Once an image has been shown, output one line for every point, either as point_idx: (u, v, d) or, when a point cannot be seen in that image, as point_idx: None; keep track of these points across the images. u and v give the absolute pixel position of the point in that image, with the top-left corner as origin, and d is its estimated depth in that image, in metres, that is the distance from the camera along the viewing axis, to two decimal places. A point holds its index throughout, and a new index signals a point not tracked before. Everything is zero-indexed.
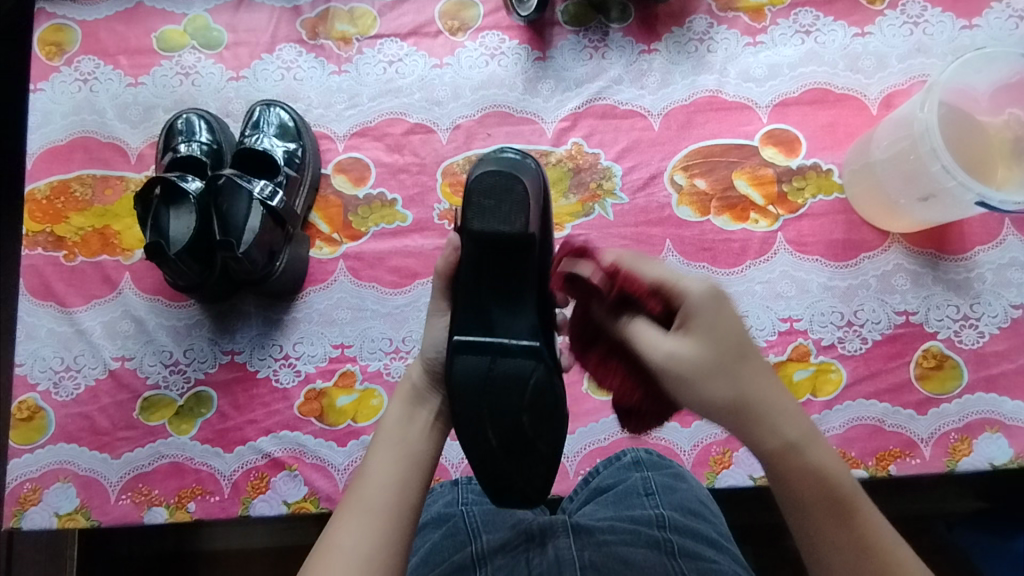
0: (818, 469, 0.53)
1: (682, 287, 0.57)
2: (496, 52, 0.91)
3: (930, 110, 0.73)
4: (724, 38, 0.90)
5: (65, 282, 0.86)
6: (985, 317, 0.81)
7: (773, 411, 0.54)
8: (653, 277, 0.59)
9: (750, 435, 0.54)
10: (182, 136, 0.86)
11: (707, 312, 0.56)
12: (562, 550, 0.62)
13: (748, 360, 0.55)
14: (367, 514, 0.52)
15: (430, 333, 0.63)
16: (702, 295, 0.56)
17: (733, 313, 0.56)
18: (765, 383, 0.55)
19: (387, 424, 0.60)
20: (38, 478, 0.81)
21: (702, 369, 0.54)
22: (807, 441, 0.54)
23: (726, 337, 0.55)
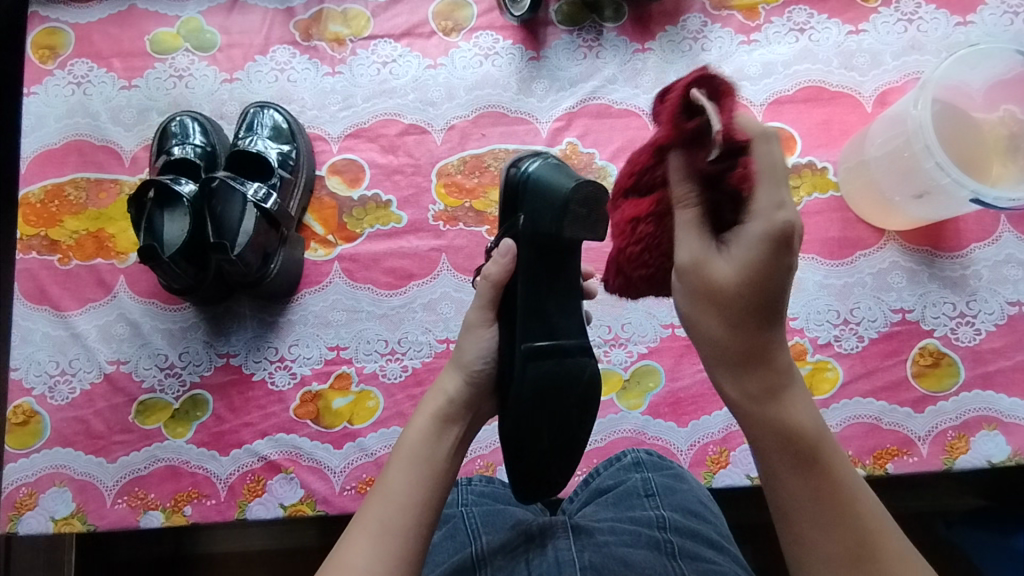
0: (789, 420, 0.50)
1: (756, 204, 0.47)
2: (489, 52, 0.91)
3: (924, 107, 0.73)
4: (718, 37, 0.90)
5: (59, 286, 0.86)
6: (981, 314, 0.81)
7: (772, 354, 0.50)
8: (760, 167, 0.47)
9: (739, 374, 0.51)
10: (176, 139, 0.86)
11: (752, 247, 0.47)
12: (562, 550, 0.61)
13: (760, 305, 0.49)
14: (386, 535, 0.51)
15: (473, 344, 0.63)
16: (772, 224, 0.47)
17: (790, 261, 0.47)
18: (773, 334, 0.50)
19: (414, 440, 0.58)
20: (34, 483, 0.81)
21: (719, 296, 0.49)
22: (787, 391, 0.50)
23: (760, 277, 0.47)
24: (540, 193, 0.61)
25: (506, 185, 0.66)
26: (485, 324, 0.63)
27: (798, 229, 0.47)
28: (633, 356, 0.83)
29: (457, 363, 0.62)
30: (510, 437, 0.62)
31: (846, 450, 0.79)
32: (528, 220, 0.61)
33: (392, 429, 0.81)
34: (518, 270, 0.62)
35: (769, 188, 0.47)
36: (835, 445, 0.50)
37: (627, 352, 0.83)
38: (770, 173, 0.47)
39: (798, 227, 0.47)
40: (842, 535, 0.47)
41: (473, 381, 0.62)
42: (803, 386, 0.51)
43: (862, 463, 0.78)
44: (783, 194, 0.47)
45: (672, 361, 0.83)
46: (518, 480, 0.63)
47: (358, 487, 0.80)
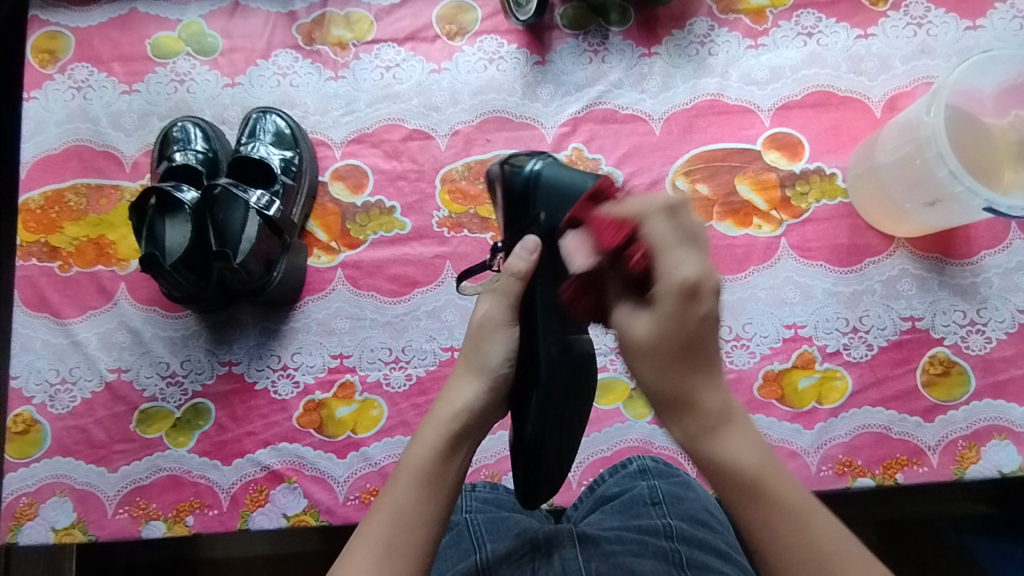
0: (726, 457, 0.48)
1: (666, 266, 0.48)
2: (494, 57, 0.90)
3: (936, 114, 0.72)
4: (726, 41, 0.89)
5: (60, 293, 0.85)
6: (992, 322, 0.80)
7: (702, 397, 0.48)
8: (651, 238, 0.48)
9: (675, 421, 0.49)
10: (178, 145, 0.85)
11: (670, 304, 0.47)
12: (569, 560, 0.60)
13: (692, 353, 0.48)
14: (390, 558, 0.48)
15: (492, 346, 0.58)
16: (675, 285, 0.47)
17: (702, 311, 0.47)
18: (702, 375, 0.48)
19: (423, 455, 0.54)
20: (35, 493, 0.80)
21: (643, 354, 0.49)
22: (725, 425, 0.48)
23: (677, 329, 0.47)
24: (558, 190, 0.61)
25: (512, 188, 0.65)
26: (505, 325, 0.59)
27: (701, 282, 0.47)
28: None
29: (478, 368, 0.59)
30: (530, 443, 0.60)
31: (854, 460, 0.78)
32: (549, 215, 0.60)
33: (396, 438, 0.81)
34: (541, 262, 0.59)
35: (667, 251, 0.48)
36: (782, 471, 0.48)
37: None
38: (666, 239, 0.48)
39: (702, 280, 0.47)
40: (803, 563, 0.45)
41: (493, 388, 0.58)
42: (744, 417, 0.50)
43: (871, 473, 0.77)
44: (682, 252, 0.48)
45: None
46: (528, 481, 0.61)
47: (363, 497, 0.79)
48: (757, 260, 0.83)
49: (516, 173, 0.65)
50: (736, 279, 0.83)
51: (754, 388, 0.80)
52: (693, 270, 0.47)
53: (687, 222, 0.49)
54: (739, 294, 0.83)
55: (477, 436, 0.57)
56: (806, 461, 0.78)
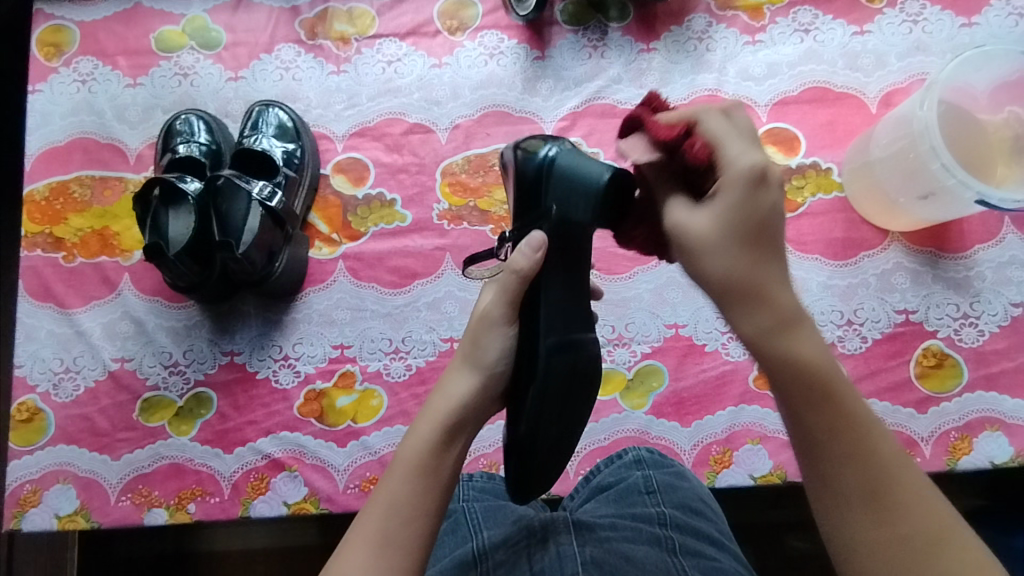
0: (797, 354, 0.49)
1: (729, 151, 0.50)
2: (494, 52, 0.91)
3: (930, 109, 0.73)
4: (723, 37, 0.90)
5: (64, 283, 0.86)
6: (985, 315, 0.81)
7: (773, 294, 0.49)
8: (710, 132, 0.51)
9: (747, 314, 0.50)
10: (181, 137, 0.86)
11: (738, 191, 0.49)
12: (565, 547, 0.61)
13: (756, 242, 0.49)
14: (386, 548, 0.49)
15: (489, 340, 0.59)
16: (743, 171, 0.49)
17: (771, 199, 0.49)
18: (772, 270, 0.50)
19: (417, 447, 0.55)
20: (38, 480, 0.81)
21: (712, 244, 0.49)
22: (795, 328, 0.49)
23: (747, 214, 0.49)
24: (570, 180, 0.58)
25: (519, 179, 0.61)
26: (502, 321, 0.60)
27: (767, 169, 0.49)
28: (637, 356, 0.83)
29: (474, 364, 0.60)
30: (523, 445, 0.61)
31: None
32: (561, 209, 0.58)
33: (396, 427, 0.81)
34: (546, 266, 0.59)
35: (730, 141, 0.50)
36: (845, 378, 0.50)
37: (631, 352, 0.84)
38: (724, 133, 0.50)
39: (767, 169, 0.49)
40: (861, 472, 0.46)
41: (486, 384, 0.59)
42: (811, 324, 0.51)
43: None
44: (743, 144, 0.50)
45: (676, 361, 0.83)
46: (523, 486, 0.63)
47: (363, 485, 0.80)
48: None
49: (530, 161, 0.61)
50: None
51: (749, 379, 0.82)
52: (757, 159, 0.49)
53: (742, 121, 0.52)
54: None
55: (472, 429, 0.58)
56: None
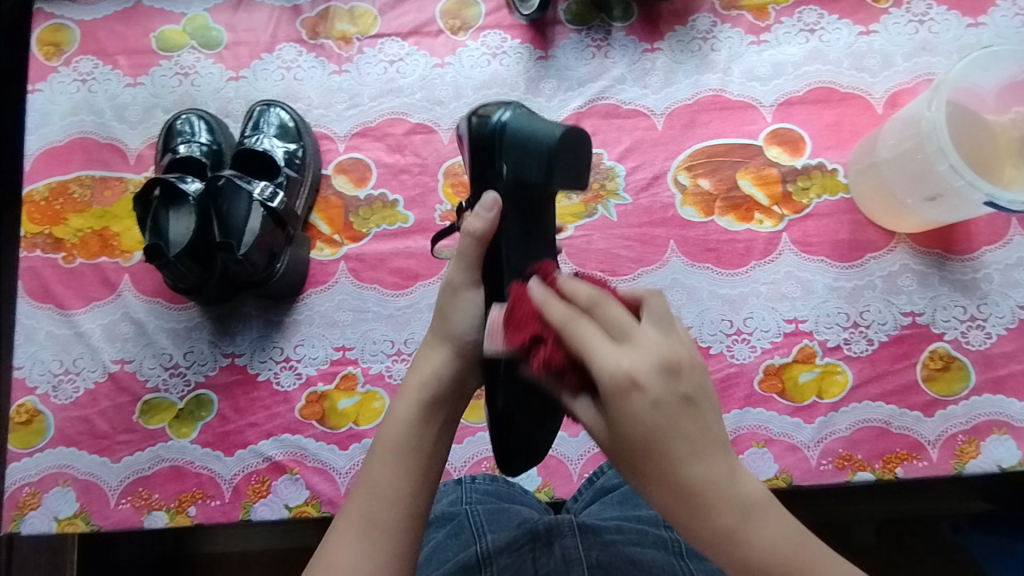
0: (752, 560, 0.42)
1: (599, 362, 0.43)
2: (497, 52, 0.91)
3: (938, 109, 0.72)
4: (728, 37, 0.90)
5: (64, 284, 0.86)
6: (992, 317, 0.80)
7: (704, 494, 0.42)
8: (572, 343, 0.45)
9: (682, 528, 0.44)
10: (182, 137, 0.85)
11: (611, 407, 0.43)
12: (570, 548, 0.60)
13: (657, 457, 0.42)
14: (372, 531, 0.49)
15: (461, 308, 0.57)
16: (609, 386, 0.42)
17: (651, 402, 0.42)
18: (697, 469, 0.43)
19: (396, 427, 0.54)
20: (37, 482, 0.80)
21: (619, 464, 0.44)
22: (744, 526, 0.42)
23: (629, 434, 0.43)
24: (523, 142, 0.55)
25: (474, 142, 0.59)
26: (471, 285, 0.57)
27: (638, 375, 0.42)
28: None
29: (450, 339, 0.57)
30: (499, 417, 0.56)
31: (855, 454, 0.78)
32: (511, 171, 0.56)
33: None
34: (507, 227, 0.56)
35: (588, 356, 0.43)
36: (813, 555, 0.43)
37: None
38: (591, 338, 0.44)
39: (639, 373, 0.42)
40: None
41: (461, 355, 0.57)
42: (761, 505, 0.43)
43: (871, 467, 0.77)
44: (606, 350, 0.43)
45: None
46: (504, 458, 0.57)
47: None
48: (758, 255, 0.84)
49: (483, 124, 0.58)
50: (738, 274, 0.83)
51: (755, 382, 0.80)
52: (624, 365, 0.43)
53: (609, 318, 0.45)
54: (741, 289, 0.83)
55: (452, 402, 0.56)
56: (806, 455, 0.78)
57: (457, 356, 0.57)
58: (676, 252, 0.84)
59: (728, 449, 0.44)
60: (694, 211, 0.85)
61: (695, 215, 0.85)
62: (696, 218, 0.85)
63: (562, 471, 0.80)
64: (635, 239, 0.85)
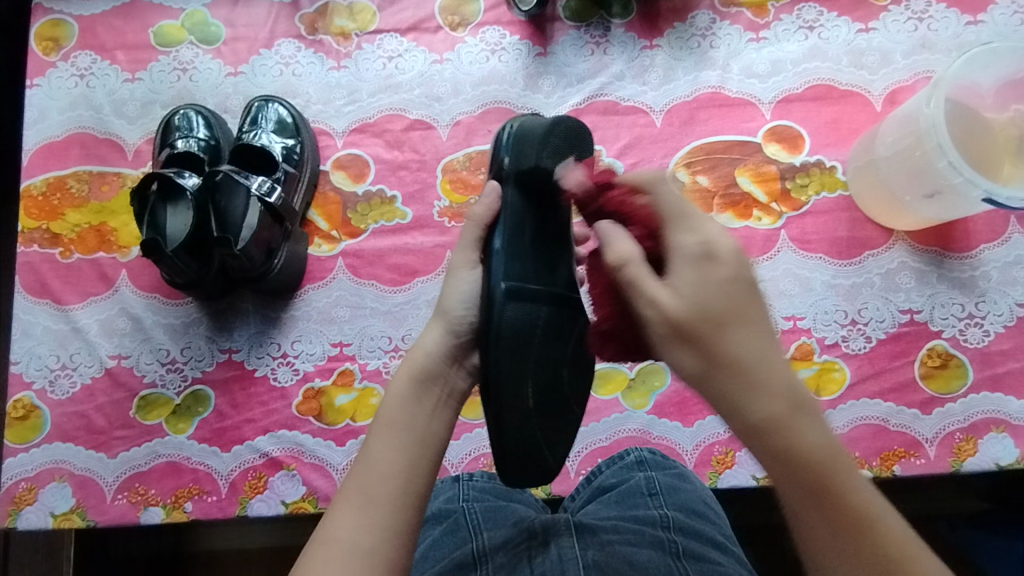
0: (792, 444, 0.45)
1: (673, 237, 0.51)
2: (496, 48, 0.90)
3: (936, 106, 0.72)
4: (727, 34, 0.90)
5: (61, 279, 0.86)
6: (990, 315, 0.80)
7: (761, 372, 0.46)
8: (656, 219, 0.52)
9: (729, 408, 0.47)
10: (180, 132, 0.85)
11: (687, 269, 0.49)
12: (565, 549, 0.60)
13: (724, 326, 0.47)
14: (369, 504, 0.49)
15: (455, 286, 0.61)
16: (688, 251, 0.50)
17: (723, 274, 0.48)
18: (752, 344, 0.47)
19: (393, 403, 0.55)
20: (33, 478, 0.80)
21: (678, 329, 0.48)
22: (792, 409, 0.46)
23: (703, 294, 0.48)
24: (527, 138, 0.61)
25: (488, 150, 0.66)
26: (468, 266, 0.61)
27: (717, 248, 0.49)
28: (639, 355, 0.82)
29: (444, 320, 0.60)
30: (491, 419, 0.56)
31: (853, 452, 0.78)
32: (512, 158, 0.61)
33: None
34: (504, 213, 0.60)
35: (671, 229, 0.51)
36: (850, 465, 0.46)
37: None
38: (670, 218, 0.52)
39: (718, 247, 0.49)
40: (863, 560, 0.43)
41: (454, 331, 0.59)
42: (811, 405, 0.47)
43: (869, 465, 0.77)
44: (685, 228, 0.51)
45: None
46: (505, 466, 0.57)
47: None
48: (756, 252, 0.84)
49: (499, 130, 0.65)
50: None
51: None
52: (705, 238, 0.50)
53: (696, 214, 0.53)
54: None
55: (446, 379, 0.57)
56: None
57: (451, 336, 0.59)
58: None
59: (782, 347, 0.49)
60: None
61: None
62: None
63: (559, 468, 0.80)
64: None
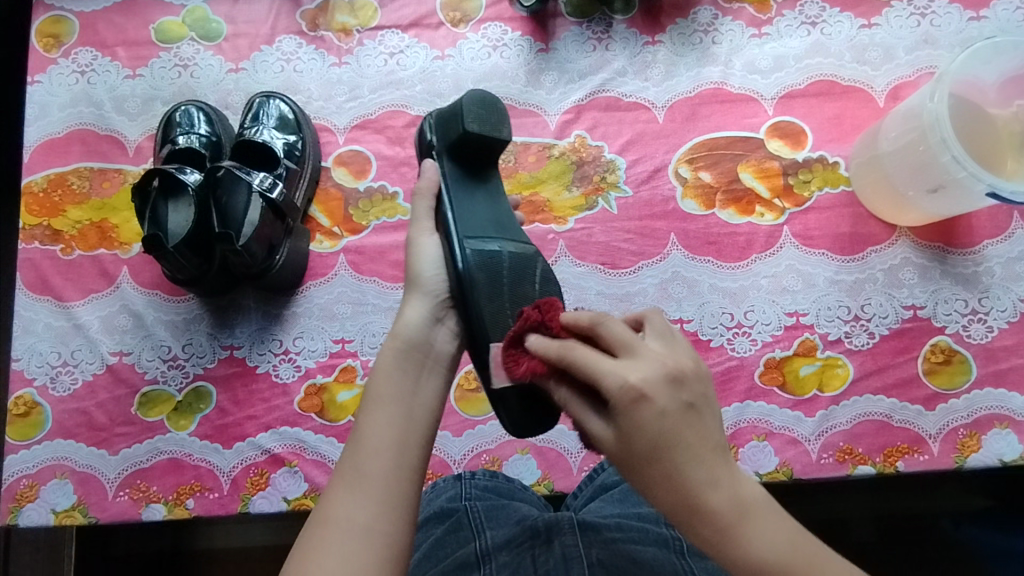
0: (754, 557, 0.44)
1: (602, 378, 0.45)
2: (498, 44, 0.90)
3: (940, 100, 0.72)
4: (729, 29, 0.89)
5: (62, 276, 0.85)
6: (993, 311, 0.80)
7: (704, 501, 0.44)
8: (579, 364, 0.46)
9: (689, 533, 0.45)
10: (181, 128, 0.85)
11: (620, 414, 0.44)
12: (570, 547, 0.59)
13: (665, 463, 0.44)
14: (365, 481, 0.49)
15: (423, 253, 0.62)
16: (617, 395, 0.44)
17: (657, 413, 0.44)
18: (699, 473, 0.44)
19: (384, 378, 0.55)
20: (35, 475, 0.80)
21: (626, 467, 0.45)
22: (745, 518, 0.44)
23: (638, 438, 0.44)
24: (447, 116, 0.65)
25: (420, 146, 0.71)
26: (427, 233, 0.63)
27: (646, 385, 0.44)
28: None
29: (419, 287, 0.60)
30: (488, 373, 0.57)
31: (855, 448, 0.78)
32: (439, 137, 0.66)
33: None
34: (450, 183, 0.64)
35: (597, 372, 0.45)
36: (814, 552, 0.45)
37: None
38: (590, 355, 0.46)
39: (646, 383, 0.44)
40: None
41: (433, 297, 0.60)
42: (764, 503, 0.45)
43: (872, 461, 0.77)
44: (610, 365, 0.45)
45: None
46: (514, 412, 0.57)
47: None
48: (759, 248, 0.83)
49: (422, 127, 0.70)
50: (739, 267, 0.83)
51: (755, 375, 0.80)
52: (631, 376, 0.45)
53: (613, 331, 0.48)
54: (742, 283, 0.83)
55: (431, 352, 0.58)
56: (807, 448, 0.78)
57: (432, 300, 0.60)
58: (677, 245, 0.84)
59: (729, 455, 0.45)
60: (695, 204, 0.85)
61: (696, 208, 0.85)
62: (697, 211, 0.85)
63: (561, 465, 0.80)
64: (636, 232, 0.85)
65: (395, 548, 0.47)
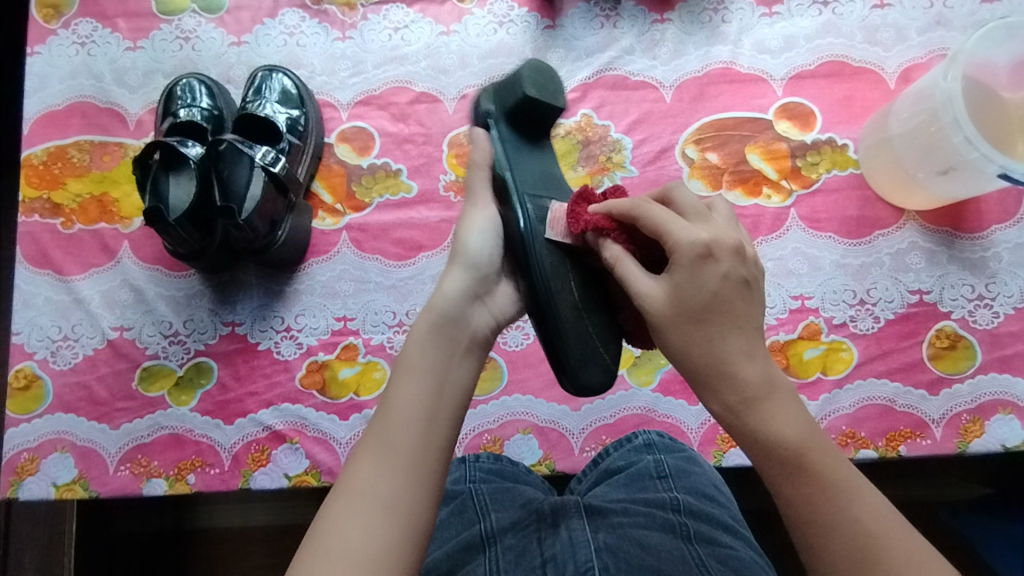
0: (768, 429, 0.46)
1: (673, 233, 0.50)
2: (504, 20, 0.89)
3: (954, 79, 0.71)
4: (739, 8, 0.88)
5: (62, 250, 0.85)
6: (1000, 297, 0.80)
7: (737, 366, 0.47)
8: (649, 220, 0.52)
9: (712, 393, 0.48)
10: (182, 101, 0.84)
11: (681, 265, 0.49)
12: (576, 531, 0.60)
13: (707, 320, 0.48)
14: (391, 455, 0.48)
15: (472, 227, 0.61)
16: (684, 246, 0.49)
17: (718, 272, 0.48)
18: (735, 338, 0.48)
19: (416, 352, 0.54)
20: (36, 448, 0.80)
21: (670, 317, 0.49)
22: (768, 392, 0.47)
23: (690, 287, 0.49)
24: (504, 86, 0.64)
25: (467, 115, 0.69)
26: (479, 207, 0.62)
27: (713, 244, 0.49)
28: None
29: (463, 260, 0.59)
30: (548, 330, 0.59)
31: (857, 432, 0.77)
32: (497, 104, 0.64)
33: None
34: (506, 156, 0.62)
35: (666, 225, 0.51)
36: (829, 446, 0.46)
37: None
38: (665, 213, 0.52)
39: (714, 244, 0.49)
40: (843, 543, 0.43)
41: (477, 274, 0.59)
42: (791, 394, 0.48)
43: (874, 445, 0.77)
44: (681, 224, 0.51)
45: None
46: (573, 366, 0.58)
47: None
48: (766, 230, 0.83)
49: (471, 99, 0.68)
50: None
51: None
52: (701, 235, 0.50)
53: (686, 200, 0.53)
54: None
55: (468, 329, 0.57)
56: None
57: (476, 276, 0.59)
58: None
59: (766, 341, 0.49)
60: (702, 184, 0.84)
61: (702, 188, 0.84)
62: (703, 191, 0.84)
63: (563, 445, 0.79)
64: None
65: (417, 530, 0.46)
